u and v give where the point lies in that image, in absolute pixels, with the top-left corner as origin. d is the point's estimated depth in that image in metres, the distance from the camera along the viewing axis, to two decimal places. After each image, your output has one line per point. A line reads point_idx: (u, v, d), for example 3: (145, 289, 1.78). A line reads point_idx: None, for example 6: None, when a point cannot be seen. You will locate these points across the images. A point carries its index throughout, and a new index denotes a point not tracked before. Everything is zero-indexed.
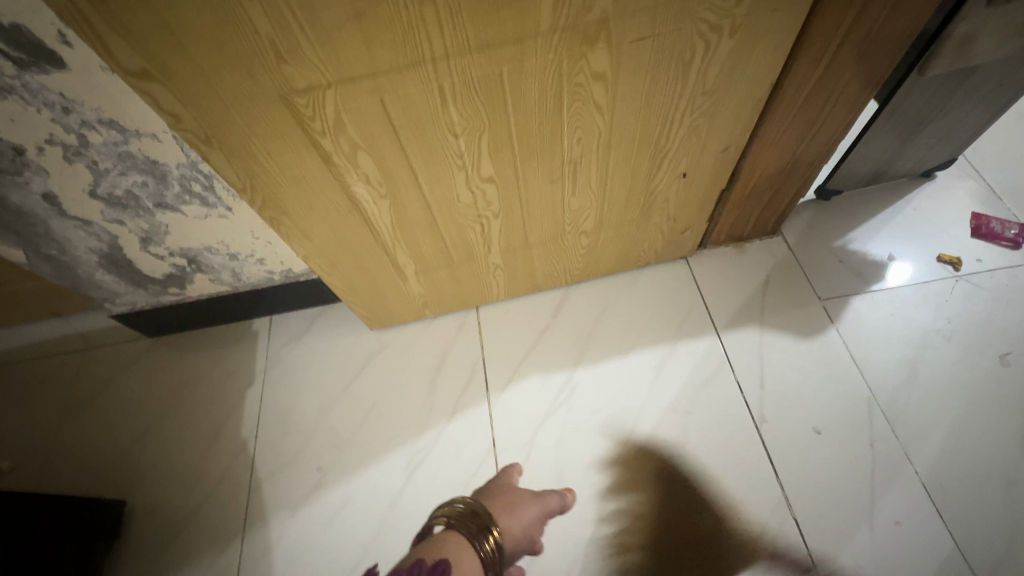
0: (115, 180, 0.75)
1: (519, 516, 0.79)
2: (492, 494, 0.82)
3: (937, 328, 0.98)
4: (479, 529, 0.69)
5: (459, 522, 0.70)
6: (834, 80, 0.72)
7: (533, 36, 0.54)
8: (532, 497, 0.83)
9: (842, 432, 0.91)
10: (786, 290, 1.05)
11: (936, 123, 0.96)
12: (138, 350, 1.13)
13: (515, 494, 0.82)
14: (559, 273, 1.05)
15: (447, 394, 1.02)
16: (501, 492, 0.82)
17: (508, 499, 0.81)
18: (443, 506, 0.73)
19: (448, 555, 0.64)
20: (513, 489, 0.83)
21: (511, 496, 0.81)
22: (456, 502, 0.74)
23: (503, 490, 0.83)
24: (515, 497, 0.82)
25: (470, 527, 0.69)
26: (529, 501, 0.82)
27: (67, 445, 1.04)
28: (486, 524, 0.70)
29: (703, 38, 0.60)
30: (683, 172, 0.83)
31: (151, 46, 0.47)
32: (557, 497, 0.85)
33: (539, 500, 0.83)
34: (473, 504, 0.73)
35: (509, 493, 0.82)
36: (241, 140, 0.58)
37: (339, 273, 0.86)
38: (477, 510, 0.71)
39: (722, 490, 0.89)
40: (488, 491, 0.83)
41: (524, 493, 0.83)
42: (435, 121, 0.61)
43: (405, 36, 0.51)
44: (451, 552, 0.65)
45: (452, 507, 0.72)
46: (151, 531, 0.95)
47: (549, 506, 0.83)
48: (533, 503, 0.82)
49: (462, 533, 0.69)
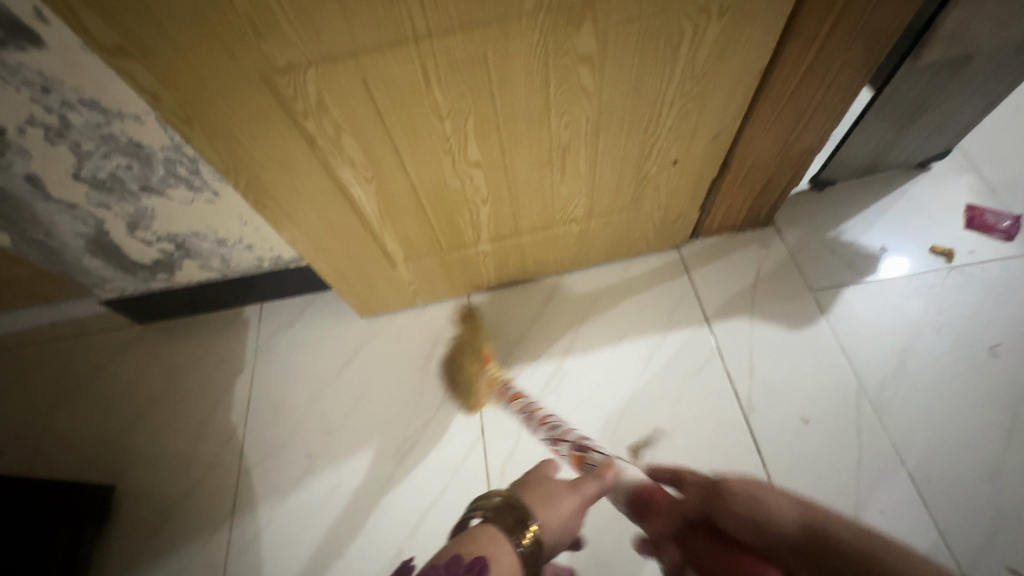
0: (100, 163, 0.74)
1: (559, 506, 0.57)
2: (522, 484, 0.61)
3: (927, 319, 0.97)
4: (516, 524, 0.53)
5: (495, 515, 0.54)
6: (826, 67, 0.71)
7: (517, 17, 0.53)
8: (569, 486, 0.60)
9: (831, 421, 0.91)
10: (777, 280, 1.05)
11: (931, 113, 0.95)
12: (128, 336, 1.13)
13: (548, 483, 0.59)
14: (551, 261, 1.04)
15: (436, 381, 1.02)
16: (531, 484, 0.60)
17: (540, 487, 0.59)
18: (479, 498, 0.57)
19: (484, 552, 0.51)
20: (545, 478, 0.61)
21: (545, 487, 0.59)
22: (490, 493, 0.57)
23: (534, 480, 0.61)
24: (549, 485, 0.59)
25: (508, 521, 0.53)
26: (567, 491, 0.59)
27: (57, 431, 1.04)
28: (524, 519, 0.53)
29: (692, 21, 0.59)
30: (673, 159, 0.82)
31: (126, 22, 0.46)
32: (592, 459, 0.74)
33: (578, 489, 0.60)
34: (510, 496, 0.56)
35: (543, 480, 0.61)
36: (222, 120, 0.57)
37: (327, 259, 0.85)
38: (514, 501, 0.55)
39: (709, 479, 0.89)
40: (514, 482, 0.62)
41: (560, 480, 0.60)
42: (419, 104, 0.61)
43: (386, 15, 0.50)
44: (488, 548, 0.51)
45: (487, 500, 0.56)
46: (140, 517, 0.95)
47: (589, 495, 0.60)
48: (570, 495, 0.59)
49: (499, 527, 0.53)
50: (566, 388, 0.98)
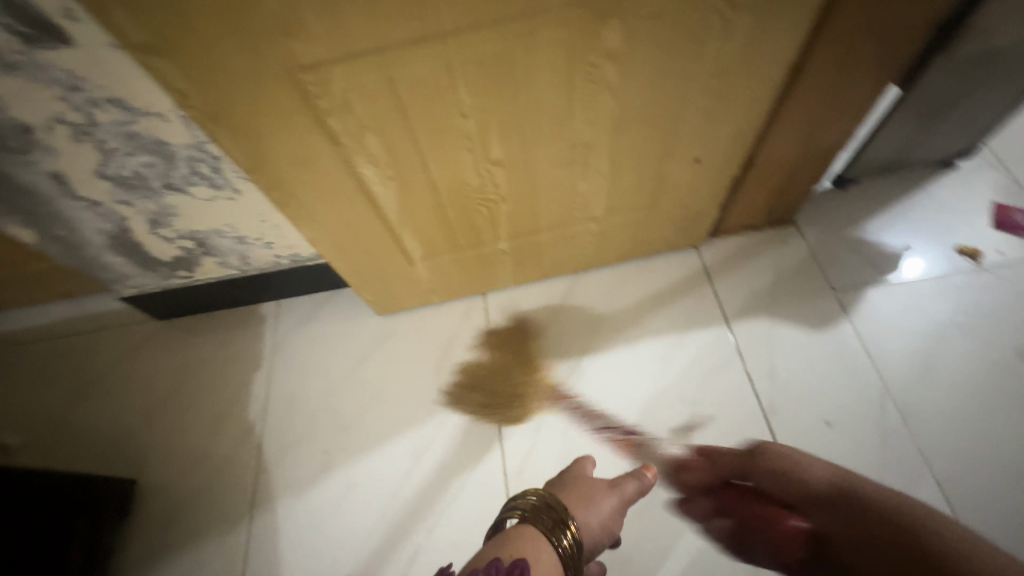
0: (123, 160, 0.75)
1: (597, 509, 0.68)
2: (564, 487, 0.73)
3: (954, 321, 0.95)
4: (556, 524, 0.62)
5: (535, 516, 0.63)
6: (855, 63, 0.70)
7: (544, 12, 0.53)
8: (608, 488, 0.72)
9: (854, 424, 0.89)
10: (798, 280, 1.03)
11: (959, 109, 0.93)
12: (147, 332, 1.14)
13: (590, 485, 0.71)
14: (568, 260, 1.04)
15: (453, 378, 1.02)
16: (573, 484, 0.72)
17: (582, 492, 0.70)
18: (517, 498, 0.67)
19: (526, 553, 0.58)
20: (585, 480, 0.73)
21: (586, 488, 0.71)
22: (529, 492, 0.67)
23: (575, 482, 0.73)
24: (589, 487, 0.71)
25: (547, 522, 0.62)
26: (606, 492, 0.71)
27: (78, 425, 1.05)
28: (563, 518, 0.63)
29: (721, 16, 0.57)
30: (696, 157, 0.81)
31: (156, 19, 0.46)
32: (635, 481, 0.74)
33: (616, 490, 0.72)
34: (547, 496, 0.65)
35: (582, 482, 0.73)
36: (247, 118, 0.57)
37: (346, 257, 0.85)
38: (552, 502, 0.64)
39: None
40: (557, 484, 0.74)
41: (598, 483, 0.72)
42: (443, 101, 0.60)
43: (414, 11, 0.50)
44: (529, 550, 0.59)
45: (525, 499, 0.65)
46: (160, 511, 0.96)
47: (627, 494, 0.72)
48: (610, 496, 0.71)
49: (539, 528, 0.62)
50: (584, 387, 0.98)
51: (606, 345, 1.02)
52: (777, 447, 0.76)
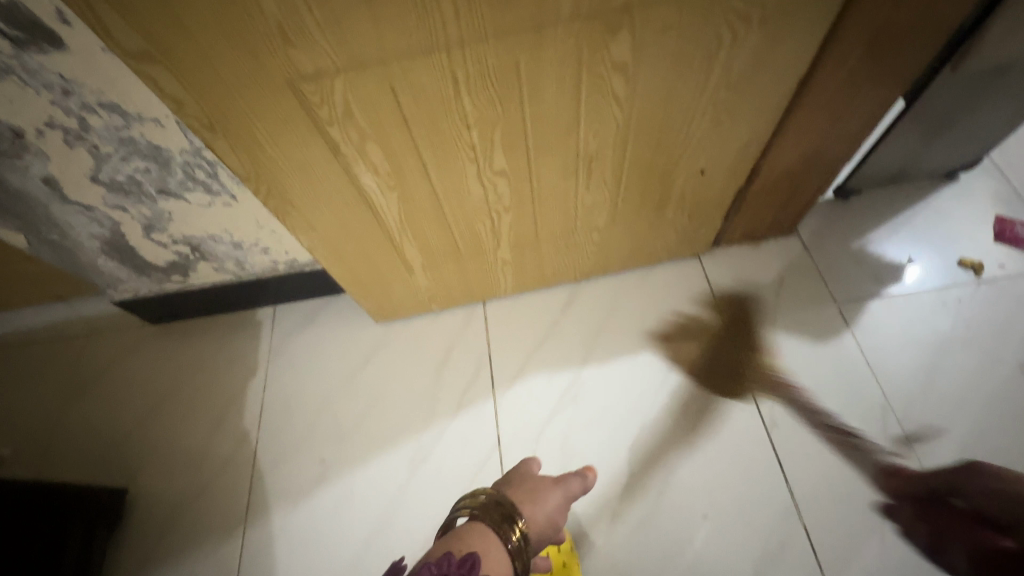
0: (117, 166, 0.73)
1: (544, 504, 0.68)
2: (511, 483, 0.73)
3: (955, 335, 0.95)
4: (504, 518, 0.62)
5: (483, 512, 0.63)
6: (863, 77, 0.69)
7: (553, 24, 0.52)
8: (554, 484, 0.72)
9: (856, 439, 0.89)
10: (801, 292, 1.03)
11: (964, 122, 0.93)
12: (141, 337, 1.13)
13: (534, 480, 0.72)
14: (569, 269, 1.02)
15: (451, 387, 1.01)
16: (521, 479, 0.73)
17: (528, 487, 0.71)
18: (466, 497, 0.66)
19: (474, 546, 0.58)
20: (531, 478, 0.73)
21: (532, 484, 0.72)
22: (477, 491, 0.66)
23: (521, 479, 0.73)
24: (534, 482, 0.72)
25: (495, 516, 0.62)
26: (551, 487, 0.71)
27: (69, 432, 1.03)
28: (511, 515, 0.62)
29: (732, 28, 0.56)
30: (701, 169, 0.80)
31: (153, 27, 0.44)
32: (580, 479, 0.74)
33: (558, 477, 0.79)
34: (496, 494, 0.65)
35: (530, 479, 0.72)
36: (246, 126, 0.55)
37: (345, 265, 0.84)
38: (500, 499, 0.64)
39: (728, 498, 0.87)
40: (504, 480, 0.74)
41: (545, 479, 0.73)
42: (447, 112, 0.59)
43: (419, 22, 0.48)
44: (478, 543, 0.58)
45: (473, 498, 0.65)
46: (153, 521, 0.95)
47: (569, 480, 0.79)
48: (555, 490, 0.71)
49: (487, 523, 0.62)
50: (583, 398, 0.97)
51: (606, 355, 1.01)
52: None
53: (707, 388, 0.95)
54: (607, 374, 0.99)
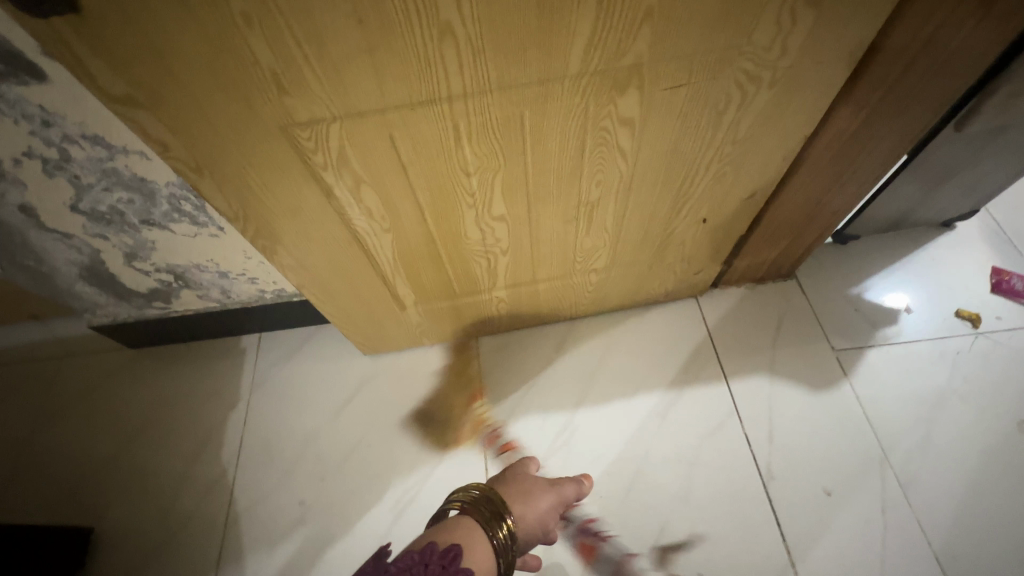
0: (100, 196, 0.70)
1: (536, 504, 0.70)
2: (505, 481, 0.74)
3: (952, 387, 0.94)
4: (494, 516, 0.61)
5: (473, 508, 0.62)
6: (870, 134, 0.68)
7: (560, 79, 0.50)
8: (549, 486, 0.74)
9: (854, 494, 0.86)
10: (799, 338, 1.01)
11: (963, 175, 0.93)
12: (118, 362, 1.08)
13: (530, 480, 0.73)
14: (565, 308, 1.00)
15: (439, 429, 0.97)
16: (514, 480, 0.73)
17: (522, 487, 0.72)
18: (458, 491, 0.65)
19: (460, 542, 0.57)
20: (526, 478, 0.74)
21: (525, 485, 0.72)
22: (470, 487, 0.66)
23: (516, 478, 0.74)
24: (530, 485, 0.72)
25: (485, 513, 0.61)
26: (545, 490, 0.72)
27: (34, 465, 0.98)
28: (500, 513, 0.62)
29: (741, 88, 0.55)
30: (703, 218, 0.79)
31: (138, 72, 0.42)
32: (575, 485, 0.77)
33: (555, 489, 0.74)
34: (489, 491, 0.65)
35: (525, 480, 0.73)
36: (234, 169, 0.53)
37: (334, 302, 0.81)
38: (492, 496, 0.64)
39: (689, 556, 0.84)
40: (500, 478, 0.75)
41: (540, 480, 0.74)
42: (447, 160, 0.57)
43: (421, 74, 0.46)
44: (464, 539, 0.58)
45: (466, 492, 0.64)
46: (118, 563, 0.89)
47: (566, 495, 0.75)
48: (549, 492, 0.73)
49: (476, 519, 0.61)
50: (577, 443, 0.94)
51: (599, 396, 0.98)
52: (944, 532, 0.83)
53: (701, 437, 0.93)
54: (601, 419, 0.96)
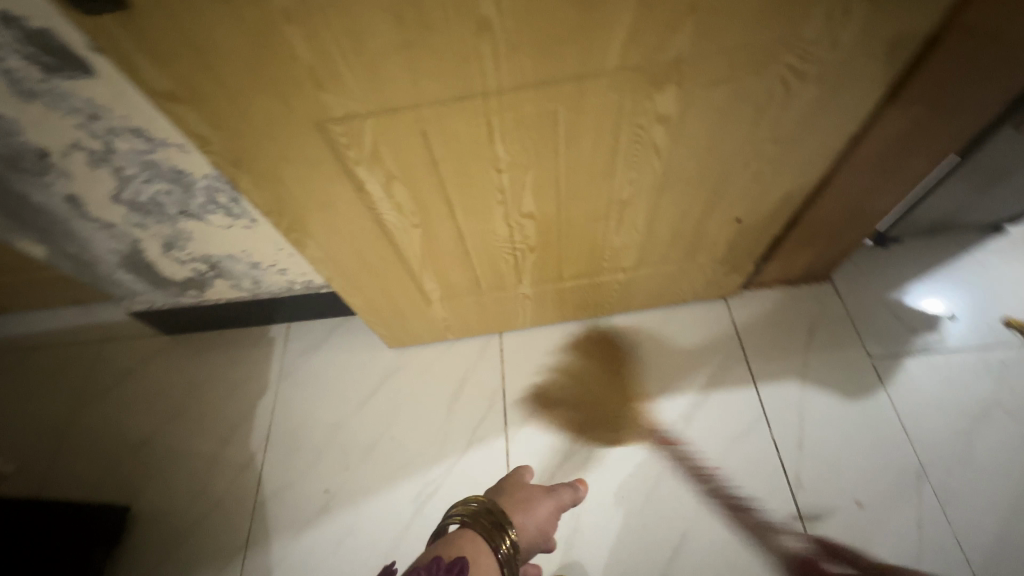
0: (140, 187, 0.72)
1: (535, 513, 0.69)
2: (501, 493, 0.72)
3: (998, 400, 0.90)
4: (494, 526, 0.62)
5: (473, 520, 0.62)
6: (920, 133, 0.65)
7: (597, 75, 0.48)
8: (546, 492, 0.73)
9: (887, 506, 0.84)
10: (833, 343, 0.98)
11: (1019, 176, 0.87)
12: (154, 347, 1.12)
13: (528, 489, 0.72)
14: (590, 306, 0.99)
15: (619, 401, 0.96)
16: (511, 489, 0.72)
17: (520, 496, 0.71)
18: (456, 504, 0.65)
19: (464, 554, 0.57)
20: (523, 488, 0.72)
21: (523, 494, 0.71)
22: (468, 499, 0.65)
23: (512, 488, 0.72)
24: (528, 493, 0.71)
25: (485, 524, 0.61)
26: (543, 497, 0.71)
27: (76, 443, 1.02)
28: (500, 522, 0.62)
29: (786, 85, 0.53)
30: (737, 218, 0.77)
31: (181, 68, 0.43)
32: (571, 491, 0.75)
33: (553, 494, 0.72)
34: (487, 501, 0.65)
35: (521, 488, 0.72)
36: (269, 162, 0.53)
37: (362, 295, 0.82)
38: (491, 506, 0.64)
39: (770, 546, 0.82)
40: (496, 488, 0.74)
41: (538, 488, 0.73)
42: (479, 156, 0.56)
43: (455, 70, 0.46)
44: (468, 551, 0.58)
45: (465, 505, 0.64)
46: (153, 541, 0.93)
47: (564, 500, 0.73)
48: (547, 500, 0.71)
49: (477, 531, 0.61)
50: (599, 443, 0.93)
51: (623, 395, 0.97)
52: (983, 550, 0.79)
53: (727, 440, 0.91)
54: (625, 419, 0.95)
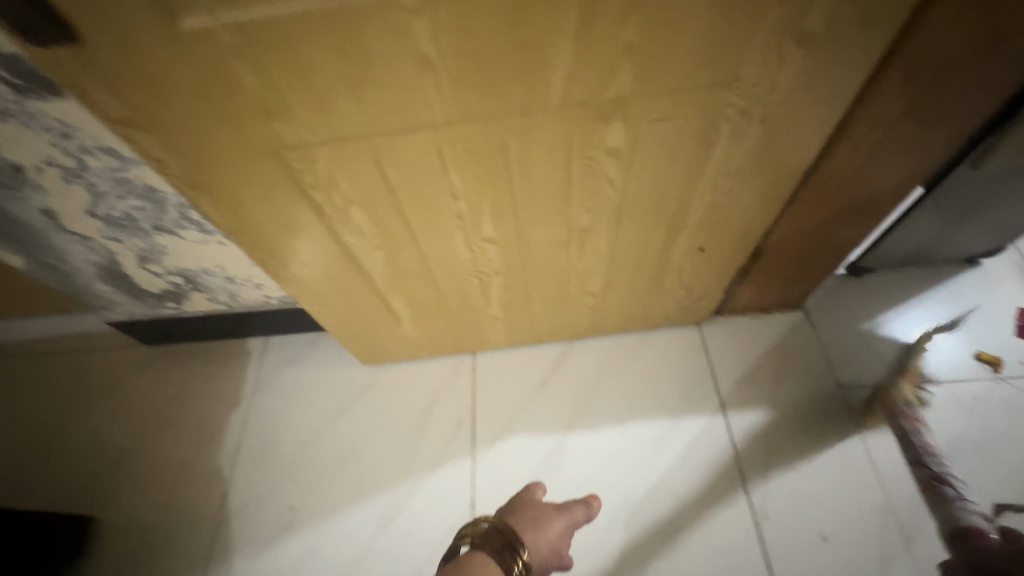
0: (113, 203, 0.74)
1: (546, 532, 0.65)
2: (512, 510, 0.68)
3: (968, 435, 0.89)
4: (505, 548, 0.60)
5: (485, 541, 0.61)
6: (875, 170, 0.65)
7: (542, 110, 0.50)
8: (556, 511, 0.69)
9: (851, 541, 0.83)
10: (805, 373, 0.98)
11: (987, 212, 0.88)
12: (132, 357, 1.13)
13: (537, 507, 0.68)
14: (562, 328, 1.00)
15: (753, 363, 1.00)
16: (520, 508, 0.68)
17: (528, 516, 0.67)
18: (467, 524, 0.64)
19: None
20: (532, 503, 0.69)
21: (533, 513, 0.67)
22: (478, 519, 0.64)
23: (521, 508, 0.68)
24: (537, 511, 0.68)
25: (497, 546, 0.60)
26: (554, 514, 0.68)
27: (49, 451, 1.03)
28: (512, 543, 0.60)
29: (732, 123, 0.54)
30: (700, 247, 0.77)
31: (134, 97, 0.44)
32: (584, 506, 0.71)
33: (564, 511, 0.69)
34: (497, 522, 0.63)
35: (530, 506, 0.68)
36: (228, 186, 0.55)
37: (330, 312, 0.83)
38: (503, 527, 0.62)
39: (854, 563, 0.81)
40: (506, 508, 0.70)
41: (548, 506, 0.69)
42: (434, 184, 0.58)
43: (402, 104, 0.47)
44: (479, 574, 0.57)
45: (475, 526, 0.62)
46: (117, 553, 0.93)
47: (575, 518, 0.69)
48: (558, 518, 0.68)
49: (488, 553, 0.60)
50: (564, 468, 0.92)
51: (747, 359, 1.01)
52: None
53: (694, 468, 0.91)
54: (593, 443, 0.95)
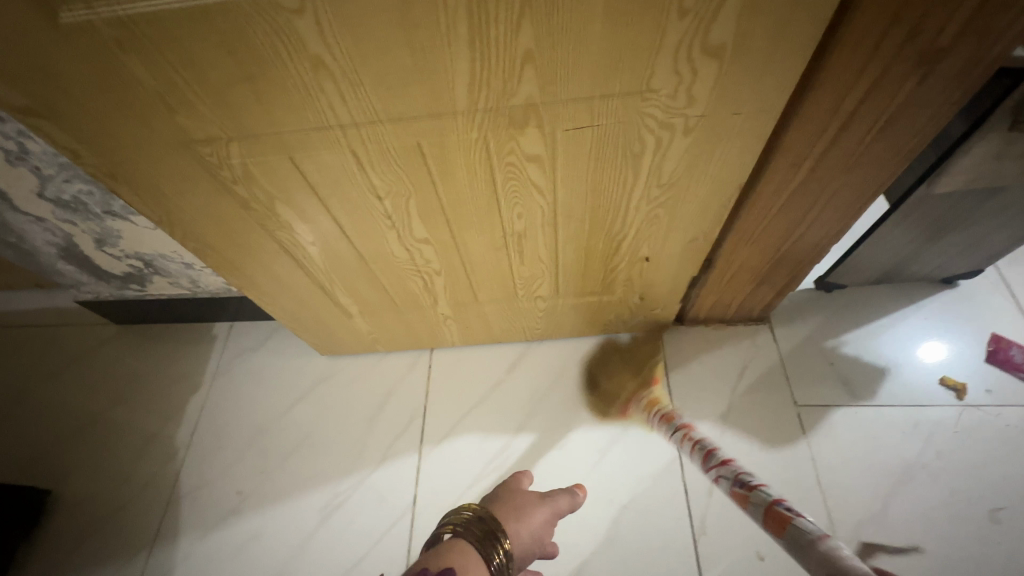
0: (62, 185, 0.76)
1: (529, 520, 0.66)
2: (498, 499, 0.70)
3: (922, 462, 0.86)
4: (488, 535, 0.60)
5: (466, 529, 0.61)
6: (821, 186, 0.63)
7: (452, 114, 0.49)
8: (540, 499, 0.70)
9: (786, 561, 0.81)
10: (611, 397, 0.98)
11: (957, 233, 0.85)
12: (100, 335, 1.15)
13: (521, 495, 0.70)
14: (518, 330, 0.99)
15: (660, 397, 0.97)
16: (507, 495, 0.70)
17: (514, 503, 0.68)
18: (451, 512, 0.64)
19: (454, 564, 0.55)
20: (518, 493, 0.70)
21: (518, 500, 0.69)
22: (461, 508, 0.64)
23: (508, 495, 0.70)
24: (521, 499, 0.69)
25: (477, 533, 0.60)
26: (538, 503, 0.69)
27: (13, 424, 1.05)
28: (494, 531, 0.61)
29: (654, 134, 0.53)
30: (645, 256, 0.76)
31: (31, 86, 0.44)
32: (568, 496, 0.73)
33: (549, 501, 0.71)
34: (480, 509, 0.63)
35: (515, 494, 0.70)
36: (147, 177, 0.55)
37: (278, 304, 0.83)
38: (484, 515, 0.62)
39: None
40: (492, 496, 0.71)
41: (531, 494, 0.70)
42: (354, 183, 0.57)
43: (305, 103, 0.47)
44: (458, 560, 0.56)
45: (459, 514, 0.63)
46: (70, 526, 0.95)
47: (559, 507, 0.71)
48: (542, 506, 0.69)
49: (469, 540, 0.59)
50: (509, 469, 0.92)
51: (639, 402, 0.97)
52: None
53: (639, 479, 0.90)
54: (540, 448, 0.94)
